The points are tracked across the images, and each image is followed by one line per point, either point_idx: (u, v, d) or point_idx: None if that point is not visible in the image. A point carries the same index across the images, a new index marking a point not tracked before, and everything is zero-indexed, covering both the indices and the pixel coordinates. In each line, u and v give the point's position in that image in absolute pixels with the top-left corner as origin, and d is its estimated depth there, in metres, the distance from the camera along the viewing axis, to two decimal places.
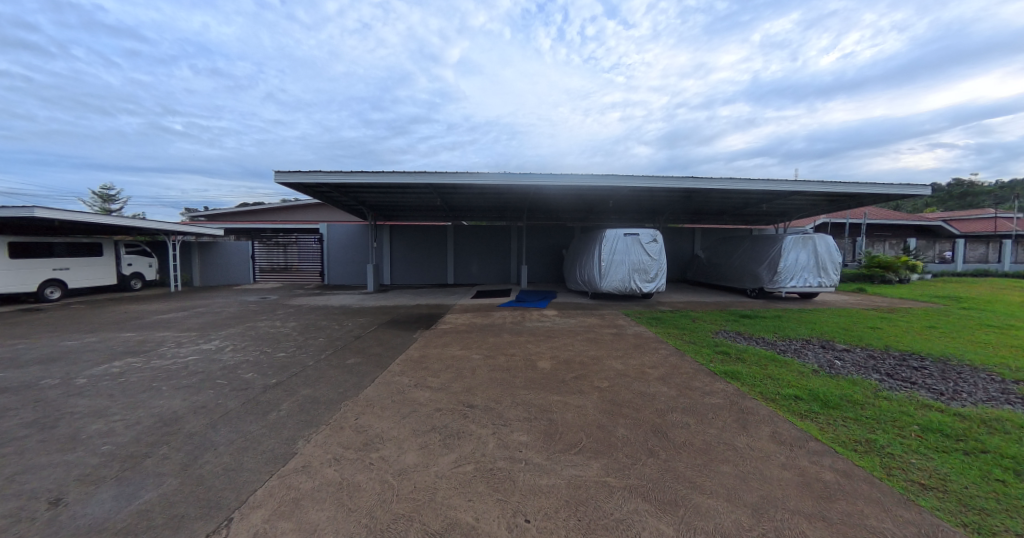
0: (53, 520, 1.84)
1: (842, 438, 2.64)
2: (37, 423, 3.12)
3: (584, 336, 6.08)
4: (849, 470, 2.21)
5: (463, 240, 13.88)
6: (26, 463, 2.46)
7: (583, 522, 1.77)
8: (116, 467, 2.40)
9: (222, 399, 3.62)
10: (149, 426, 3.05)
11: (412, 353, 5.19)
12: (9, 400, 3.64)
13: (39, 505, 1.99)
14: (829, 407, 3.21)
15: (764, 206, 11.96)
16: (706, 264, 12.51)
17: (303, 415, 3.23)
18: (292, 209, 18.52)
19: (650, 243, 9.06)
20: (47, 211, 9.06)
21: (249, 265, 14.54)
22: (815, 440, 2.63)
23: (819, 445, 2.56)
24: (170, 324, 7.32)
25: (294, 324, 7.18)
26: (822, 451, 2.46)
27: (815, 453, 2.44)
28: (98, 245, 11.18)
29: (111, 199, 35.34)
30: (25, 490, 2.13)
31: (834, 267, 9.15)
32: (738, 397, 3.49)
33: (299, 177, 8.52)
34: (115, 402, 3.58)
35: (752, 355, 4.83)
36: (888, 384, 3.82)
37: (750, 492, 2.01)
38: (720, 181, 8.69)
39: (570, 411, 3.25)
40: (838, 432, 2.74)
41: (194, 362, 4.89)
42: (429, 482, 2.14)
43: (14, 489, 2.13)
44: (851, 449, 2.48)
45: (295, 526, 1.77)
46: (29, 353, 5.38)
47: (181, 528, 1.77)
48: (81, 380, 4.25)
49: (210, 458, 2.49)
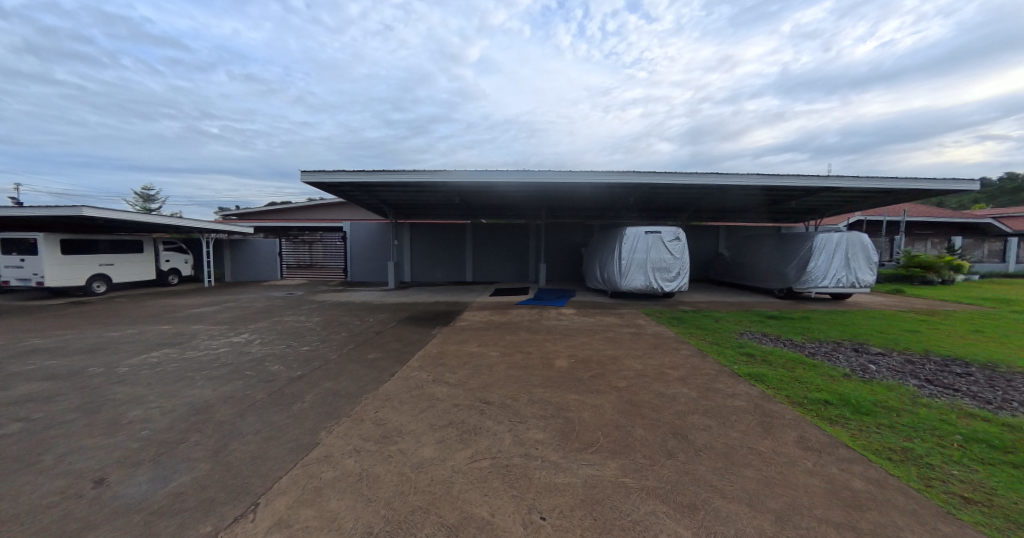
0: (97, 498, 1.98)
1: (875, 446, 2.52)
2: (84, 407, 3.36)
3: (602, 335, 6.03)
4: (880, 478, 2.11)
5: (482, 238, 13.96)
6: (75, 444, 2.66)
7: (599, 522, 1.76)
8: (152, 451, 2.55)
9: (249, 390, 3.79)
10: (182, 413, 3.22)
11: (430, 349, 5.30)
12: (60, 385, 3.95)
13: (85, 483, 2.14)
14: (860, 413, 3.07)
15: (794, 202, 11.45)
16: (731, 263, 12.14)
17: (326, 406, 3.36)
18: (316, 209, 19.13)
19: (672, 242, 8.84)
20: (94, 210, 9.67)
21: (276, 262, 15.07)
22: (845, 447, 2.52)
23: (850, 452, 2.45)
24: (203, 317, 7.71)
25: (317, 320, 7.43)
26: (852, 459, 2.35)
27: (845, 460, 2.34)
28: (139, 242, 11.88)
29: (153, 199, 38.11)
30: (73, 469, 2.30)
31: (869, 266, 8.69)
32: (763, 400, 3.39)
33: (323, 177, 8.79)
34: (152, 390, 3.81)
35: (778, 357, 4.67)
36: (927, 390, 3.61)
37: (774, 497, 1.95)
38: (745, 177, 8.37)
39: (586, 410, 3.22)
40: (872, 439, 2.62)
41: (225, 354, 5.14)
42: (446, 476, 2.18)
43: (64, 468, 2.32)
44: (885, 457, 2.36)
45: (316, 514, 1.83)
46: (77, 342, 5.79)
47: (211, 511, 1.86)
48: (122, 368, 4.54)
49: (237, 446, 2.61)
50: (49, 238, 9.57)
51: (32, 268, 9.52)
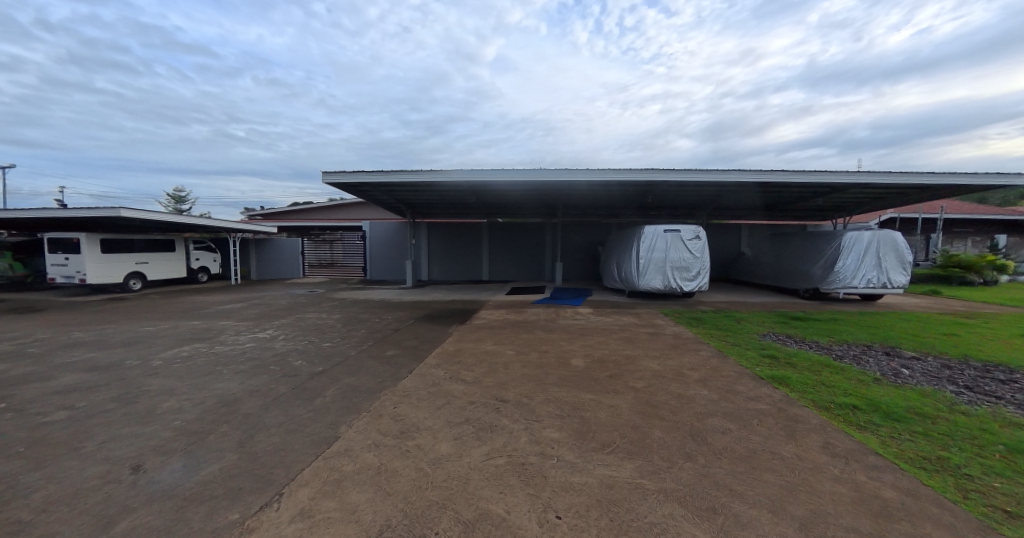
0: (135, 483, 2.10)
1: (907, 454, 2.41)
2: (123, 398, 3.56)
3: (619, 334, 5.97)
4: (913, 488, 2.02)
5: (498, 237, 14.01)
6: (114, 432, 2.83)
7: (615, 523, 1.75)
8: (183, 440, 2.68)
9: (273, 384, 3.94)
10: (211, 405, 3.38)
11: (447, 347, 5.37)
12: (101, 377, 4.19)
13: (124, 469, 2.28)
14: (892, 419, 2.94)
15: (821, 199, 11.03)
16: (754, 263, 11.80)
17: (346, 401, 3.46)
18: (335, 208, 19.61)
19: (692, 240, 8.65)
20: (131, 212, 10.19)
21: (299, 261, 15.51)
22: (874, 454, 2.43)
23: (879, 459, 2.36)
24: (229, 314, 8.03)
25: (337, 317, 7.62)
26: (882, 466, 2.26)
27: (874, 468, 2.25)
28: (171, 242, 12.46)
29: (183, 199, 39.97)
30: (113, 456, 2.44)
31: (902, 265, 8.29)
32: (786, 404, 3.29)
33: (344, 178, 9.00)
34: (184, 382, 4.00)
35: (803, 360, 4.52)
36: (966, 397, 3.42)
37: (797, 504, 1.90)
38: (769, 174, 8.12)
39: (603, 410, 3.20)
40: (905, 447, 2.51)
41: (251, 349, 5.34)
42: (462, 472, 2.21)
43: (104, 454, 2.46)
44: (919, 466, 2.26)
45: (337, 505, 1.89)
46: (115, 336, 6.13)
47: (239, 500, 1.95)
48: (156, 361, 4.79)
49: (262, 438, 2.72)
50: (90, 238, 10.14)
51: (75, 266, 10.12)
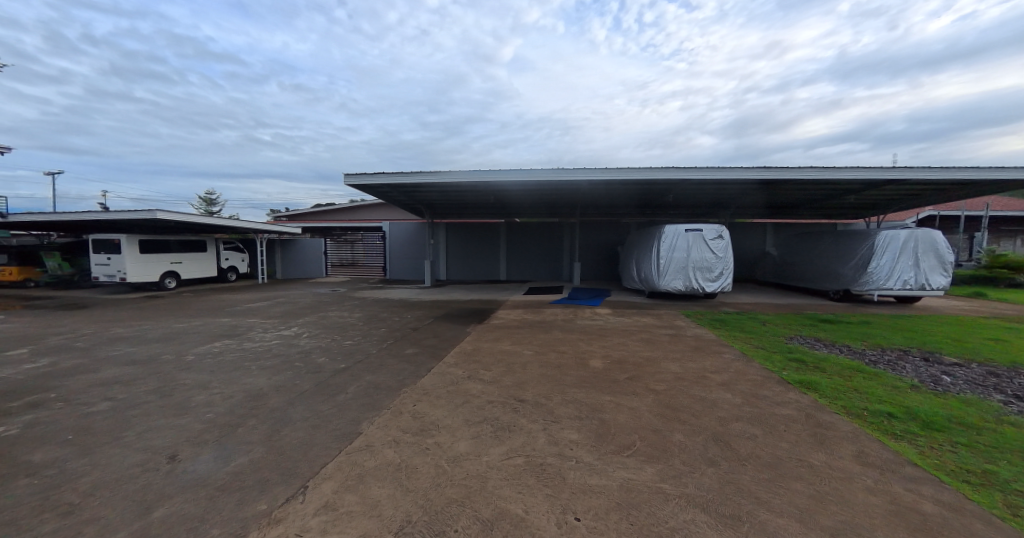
0: (171, 472, 2.22)
1: (949, 466, 2.28)
2: (159, 390, 3.76)
3: (639, 336, 5.89)
4: (956, 502, 1.92)
5: (515, 237, 14.04)
6: (153, 423, 2.99)
7: (635, 526, 1.73)
8: (215, 432, 2.81)
9: (298, 380, 4.07)
10: (240, 399, 3.52)
11: (465, 346, 5.42)
12: (139, 370, 4.44)
13: (162, 458, 2.40)
14: (932, 429, 2.79)
15: (852, 197, 10.56)
16: (780, 263, 11.42)
17: (367, 398, 3.54)
18: (356, 209, 20.09)
19: (714, 240, 8.45)
20: (166, 214, 10.71)
21: (322, 261, 15.97)
22: (912, 465, 2.31)
23: (917, 471, 2.24)
24: (256, 311, 8.35)
25: (358, 315, 7.81)
26: (920, 478, 2.15)
27: (911, 480, 2.14)
28: (203, 242, 13.05)
29: (214, 202, 41.98)
30: (150, 446, 2.58)
31: (942, 266, 7.85)
32: (815, 410, 3.17)
33: (365, 180, 9.21)
34: (215, 377, 4.19)
35: (833, 365, 4.34)
36: (1015, 407, 3.21)
37: (827, 514, 1.83)
38: (797, 171, 7.84)
39: (622, 413, 3.16)
40: (947, 459, 2.38)
41: (277, 346, 5.54)
42: (480, 471, 2.23)
43: (143, 444, 2.61)
44: (962, 480, 2.14)
45: (359, 500, 1.94)
46: (152, 332, 6.48)
47: (267, 491, 2.03)
48: (189, 356, 5.04)
49: (288, 432, 2.82)
50: (129, 239, 10.74)
51: (116, 265, 10.74)
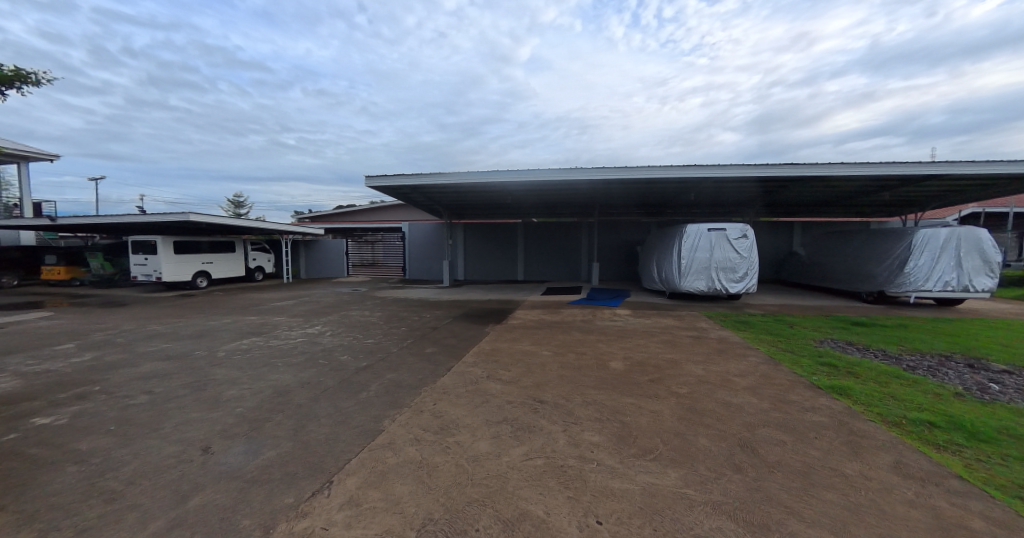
0: (205, 463, 2.33)
1: (999, 480, 2.15)
2: (193, 385, 3.95)
3: (660, 337, 5.79)
4: (1007, 519, 1.80)
5: (533, 237, 14.03)
6: (188, 416, 3.15)
7: (659, 532, 1.71)
8: (245, 427, 2.93)
9: (322, 377, 4.20)
10: (268, 395, 3.66)
11: (484, 346, 5.45)
12: (175, 365, 4.67)
13: (196, 450, 2.53)
14: (979, 440, 2.63)
15: (887, 194, 10.06)
16: (808, 263, 11.00)
17: (389, 396, 3.62)
18: (376, 210, 20.53)
19: (738, 239, 8.22)
20: (199, 217, 11.19)
21: (343, 261, 16.38)
22: (956, 477, 2.19)
23: (962, 484, 2.12)
24: (281, 310, 8.66)
25: (379, 314, 7.98)
26: (965, 492, 2.04)
27: (956, 494, 2.03)
28: (232, 243, 13.61)
29: (242, 204, 43.81)
30: (186, 438, 2.72)
31: (987, 267, 7.38)
32: (848, 417, 3.04)
33: (385, 182, 9.39)
34: (245, 373, 4.37)
35: (867, 370, 4.15)
36: None
37: (861, 527, 1.75)
38: (826, 167, 7.54)
39: (644, 416, 3.12)
40: (996, 472, 2.24)
41: (301, 344, 5.73)
42: (501, 471, 2.25)
43: (178, 436, 2.75)
44: (1013, 495, 2.01)
45: (382, 496, 1.98)
46: (187, 329, 6.82)
47: (294, 485, 2.10)
48: (220, 352, 5.27)
49: (313, 428, 2.91)
50: (165, 240, 11.30)
51: (153, 265, 11.33)
